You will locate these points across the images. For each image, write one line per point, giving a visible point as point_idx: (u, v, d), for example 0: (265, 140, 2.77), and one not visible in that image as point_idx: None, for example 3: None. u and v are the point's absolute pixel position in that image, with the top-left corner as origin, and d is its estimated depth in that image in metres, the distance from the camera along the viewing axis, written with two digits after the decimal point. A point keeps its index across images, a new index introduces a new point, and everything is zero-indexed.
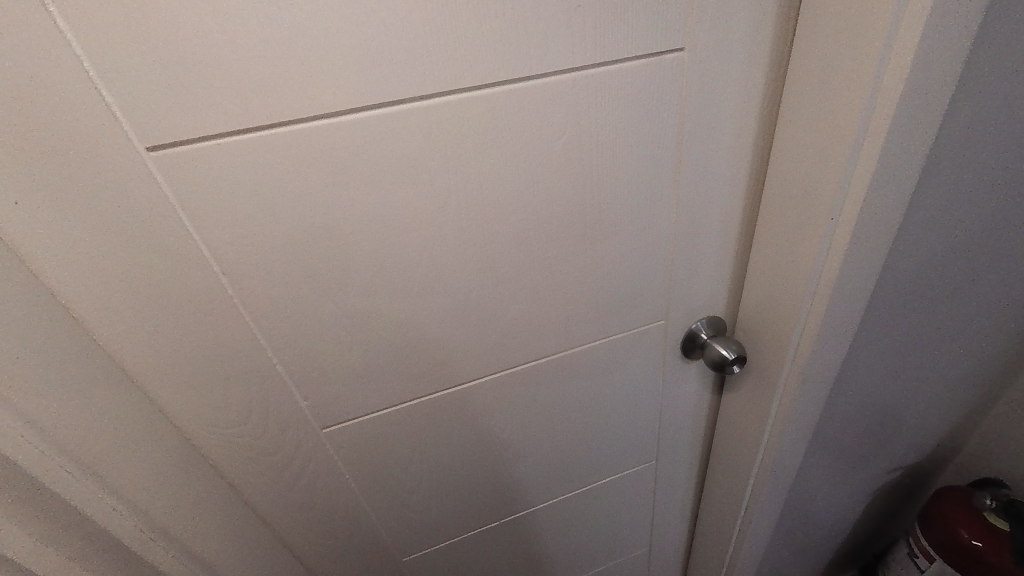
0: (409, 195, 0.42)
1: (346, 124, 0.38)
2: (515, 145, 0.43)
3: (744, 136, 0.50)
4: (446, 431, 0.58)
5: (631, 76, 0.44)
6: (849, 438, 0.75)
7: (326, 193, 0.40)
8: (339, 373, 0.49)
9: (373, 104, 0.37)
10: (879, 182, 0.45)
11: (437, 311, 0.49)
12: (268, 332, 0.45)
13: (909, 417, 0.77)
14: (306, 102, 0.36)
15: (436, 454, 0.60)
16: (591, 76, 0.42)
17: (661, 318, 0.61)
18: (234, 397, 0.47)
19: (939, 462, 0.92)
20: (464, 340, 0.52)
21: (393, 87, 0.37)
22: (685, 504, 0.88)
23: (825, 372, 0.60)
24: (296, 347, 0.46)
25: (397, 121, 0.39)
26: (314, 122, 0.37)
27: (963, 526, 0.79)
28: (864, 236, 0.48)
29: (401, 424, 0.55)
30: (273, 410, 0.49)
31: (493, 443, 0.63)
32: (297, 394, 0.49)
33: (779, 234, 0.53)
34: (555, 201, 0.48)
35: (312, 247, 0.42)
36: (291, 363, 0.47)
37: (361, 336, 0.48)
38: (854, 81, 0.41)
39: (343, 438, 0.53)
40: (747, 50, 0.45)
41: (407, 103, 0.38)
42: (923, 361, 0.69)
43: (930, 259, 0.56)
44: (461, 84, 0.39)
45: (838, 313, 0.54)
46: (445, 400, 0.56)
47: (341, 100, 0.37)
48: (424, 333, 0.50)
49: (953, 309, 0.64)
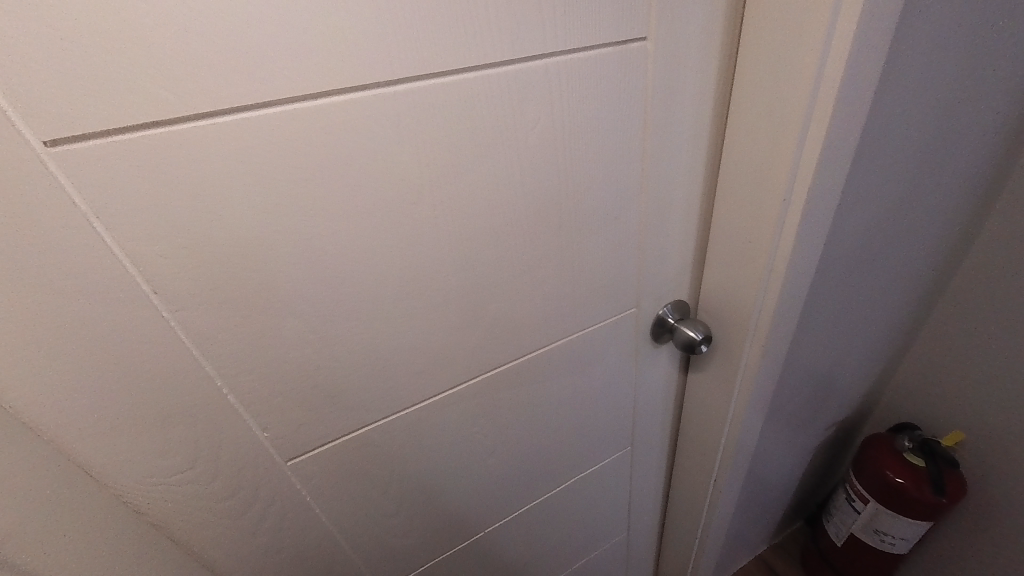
0: (376, 192, 0.38)
1: (303, 112, 0.33)
2: (488, 136, 0.41)
3: (702, 125, 0.52)
4: (426, 445, 0.55)
5: (599, 65, 0.43)
6: (796, 403, 0.82)
7: (282, 192, 0.35)
8: (305, 397, 0.43)
9: (334, 90, 0.33)
10: (824, 164, 0.49)
11: (414, 316, 0.46)
12: (216, 359, 0.38)
13: (841, 377, 0.86)
14: (253, 87, 0.31)
15: (416, 472, 0.56)
16: (561, 63, 0.41)
17: (632, 305, 0.62)
18: (177, 442, 0.39)
19: (860, 416, 1.05)
20: (444, 345, 0.49)
21: (357, 71, 0.33)
22: (658, 485, 0.91)
23: (780, 343, 0.64)
24: (252, 372, 0.40)
25: (362, 110, 0.35)
26: (265, 110, 0.32)
27: (889, 466, 0.90)
28: (812, 215, 0.53)
29: (375, 447, 0.50)
30: (226, 450, 0.42)
31: (474, 451, 0.60)
32: (255, 426, 0.42)
33: (736, 218, 0.56)
34: (530, 195, 0.46)
35: (267, 255, 0.36)
36: (247, 392, 0.40)
37: (330, 353, 0.43)
38: (800, 72, 0.45)
39: (311, 474, 0.47)
40: (702, 42, 0.47)
41: (372, 90, 0.35)
42: (853, 325, 0.77)
43: (858, 234, 0.63)
44: (430, 70, 0.36)
45: (792, 288, 0.58)
46: (424, 413, 0.52)
47: (295, 85, 0.32)
48: (400, 342, 0.46)
49: (874, 278, 0.73)
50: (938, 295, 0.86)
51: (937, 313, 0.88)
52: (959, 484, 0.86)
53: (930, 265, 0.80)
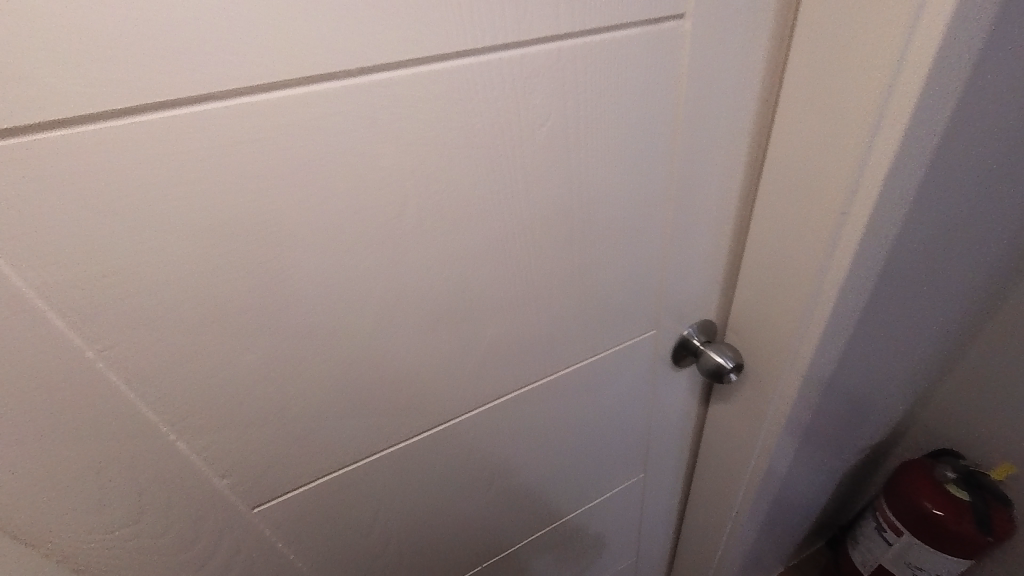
0: (350, 205, 0.31)
1: (251, 109, 0.26)
2: (488, 136, 0.34)
3: (743, 123, 0.45)
4: (416, 482, 0.49)
5: (625, 49, 0.35)
6: (830, 429, 0.74)
7: (231, 209, 0.28)
8: (273, 438, 0.38)
9: (290, 80, 0.26)
10: (896, 172, 0.40)
11: (400, 345, 0.39)
12: (159, 405, 0.32)
13: (879, 401, 0.78)
14: (181, 76, 0.24)
15: (404, 510, 0.50)
16: (579, 48, 0.34)
17: (652, 327, 0.55)
18: (119, 493, 0.34)
19: (894, 437, 0.97)
20: (436, 376, 0.43)
21: (319, 54, 0.26)
22: (671, 510, 0.84)
23: (820, 372, 0.57)
24: (205, 416, 0.34)
25: (327, 105, 0.28)
26: (200, 106, 0.25)
27: (927, 496, 0.82)
28: (874, 232, 0.44)
29: (357, 487, 0.45)
30: (179, 498, 0.36)
31: (470, 485, 0.54)
32: (212, 472, 0.36)
33: (778, 232, 0.48)
34: (539, 206, 0.39)
35: (215, 283, 0.30)
36: (200, 438, 0.35)
37: (302, 389, 0.37)
38: (872, 62, 0.37)
39: (282, 518, 0.42)
40: (749, 23, 0.39)
41: (341, 80, 0.27)
42: (898, 348, 0.69)
43: (918, 250, 0.54)
44: (415, 54, 0.28)
45: (841, 313, 0.50)
46: (413, 449, 0.46)
47: (237, 74, 0.25)
48: (383, 374, 0.40)
49: (928, 296, 0.64)
50: (993, 313, 0.77)
51: (990, 332, 0.79)
52: (1008, 523, 0.78)
53: (987, 280, 0.71)
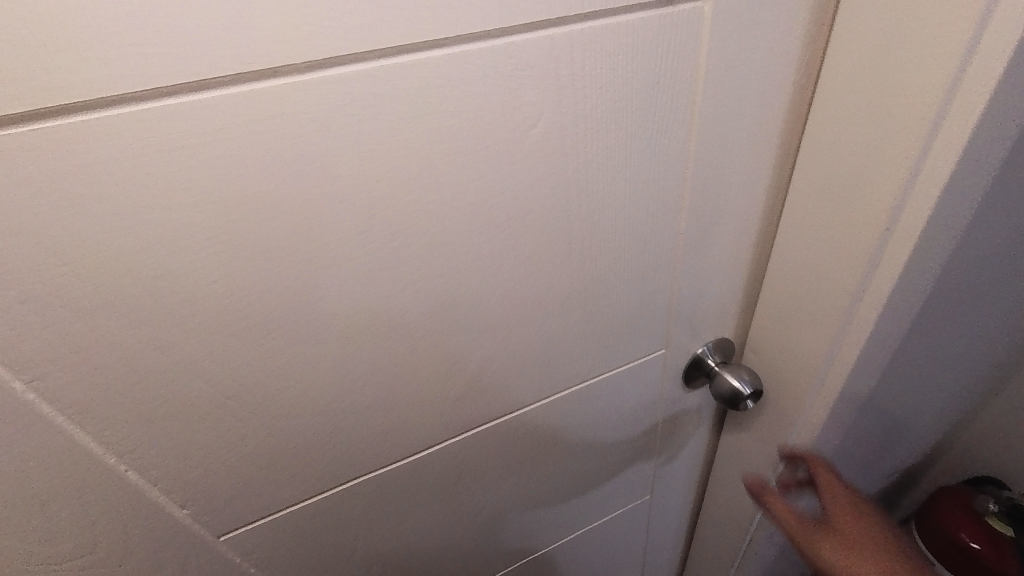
0: (304, 220, 0.27)
1: (177, 111, 0.22)
2: (466, 140, 0.28)
3: (772, 123, 0.39)
4: (397, 511, 0.45)
5: (633, 36, 0.29)
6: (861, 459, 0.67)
7: (166, 226, 0.25)
8: (234, 469, 0.35)
9: (222, 78, 0.22)
10: (956, 182, 0.35)
11: (369, 376, 0.35)
12: (103, 435, 0.29)
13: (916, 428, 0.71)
14: (88, 75, 0.20)
15: (385, 539, 0.47)
16: (575, 34, 0.28)
17: (662, 346, 0.48)
18: (67, 525, 0.32)
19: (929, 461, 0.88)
20: (412, 406, 0.38)
21: (255, 47, 0.22)
22: (679, 536, 0.79)
23: (850, 399, 0.51)
24: (157, 447, 0.31)
25: (269, 107, 0.24)
26: (117, 108, 0.22)
27: (963, 528, 0.76)
28: (925, 250, 0.39)
29: (332, 517, 0.42)
30: (136, 528, 0.34)
31: (457, 516, 0.50)
32: (170, 504, 0.34)
33: (809, 246, 0.43)
34: (525, 214, 0.32)
35: (155, 309, 0.27)
36: (153, 469, 0.32)
37: (265, 419, 0.34)
38: (933, 53, 0.31)
39: (252, 548, 0.40)
40: (779, 8, 0.33)
41: (284, 77, 0.23)
42: (945, 373, 0.61)
43: (972, 267, 0.48)
44: (372, 45, 0.24)
45: (879, 337, 0.45)
46: (393, 479, 0.43)
47: (158, 72, 0.21)
48: (356, 407, 0.36)
49: (980, 316, 0.57)
50: None
51: None
52: None
53: None
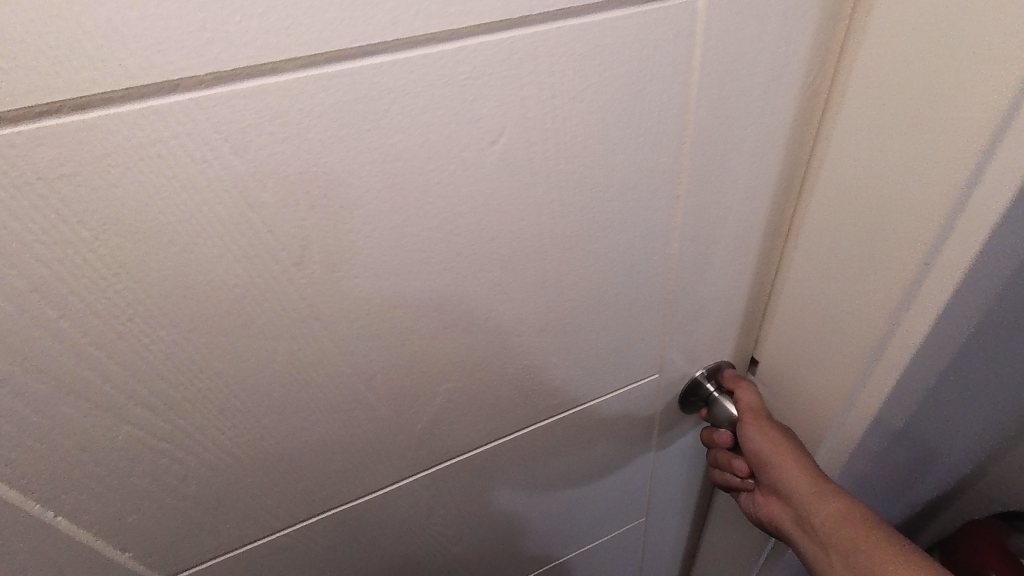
0: (224, 252, 0.25)
1: (60, 133, 0.20)
2: (415, 160, 0.26)
3: (775, 162, 0.36)
4: (361, 544, 0.44)
5: (611, 40, 0.26)
6: (886, 492, 0.62)
7: (67, 259, 0.22)
8: (179, 504, 0.33)
9: (109, 95, 0.20)
10: (985, 243, 0.32)
11: (331, 398, 0.33)
12: (9, 475, 0.27)
13: (944, 459, 0.65)
14: None
15: (351, 569, 0.46)
16: (540, 37, 0.25)
17: (655, 372, 0.46)
18: None
19: (952, 496, 0.81)
20: (376, 435, 0.37)
21: (156, 58, 0.19)
22: (676, 562, 0.77)
23: (863, 448, 0.48)
24: (82, 489, 0.30)
25: (166, 126, 0.21)
26: None
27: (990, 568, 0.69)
28: (947, 308, 0.36)
29: (294, 539, 0.40)
30: (74, 569, 0.33)
31: (430, 547, 0.49)
32: (109, 547, 0.33)
33: (813, 289, 0.41)
34: (502, 237, 0.31)
35: (60, 349, 0.25)
36: (84, 512, 0.31)
37: (193, 440, 0.31)
38: (953, 111, 0.28)
39: (203, 572, 0.38)
40: (788, 15, 0.30)
41: (186, 91, 0.21)
42: (973, 412, 0.57)
43: (1006, 310, 0.44)
44: (289, 54, 0.21)
45: (905, 379, 0.41)
46: (356, 512, 0.41)
47: (28, 88, 0.19)
48: (318, 428, 0.34)
49: (1014, 356, 0.53)
50: None
51: None
52: None
53: None
